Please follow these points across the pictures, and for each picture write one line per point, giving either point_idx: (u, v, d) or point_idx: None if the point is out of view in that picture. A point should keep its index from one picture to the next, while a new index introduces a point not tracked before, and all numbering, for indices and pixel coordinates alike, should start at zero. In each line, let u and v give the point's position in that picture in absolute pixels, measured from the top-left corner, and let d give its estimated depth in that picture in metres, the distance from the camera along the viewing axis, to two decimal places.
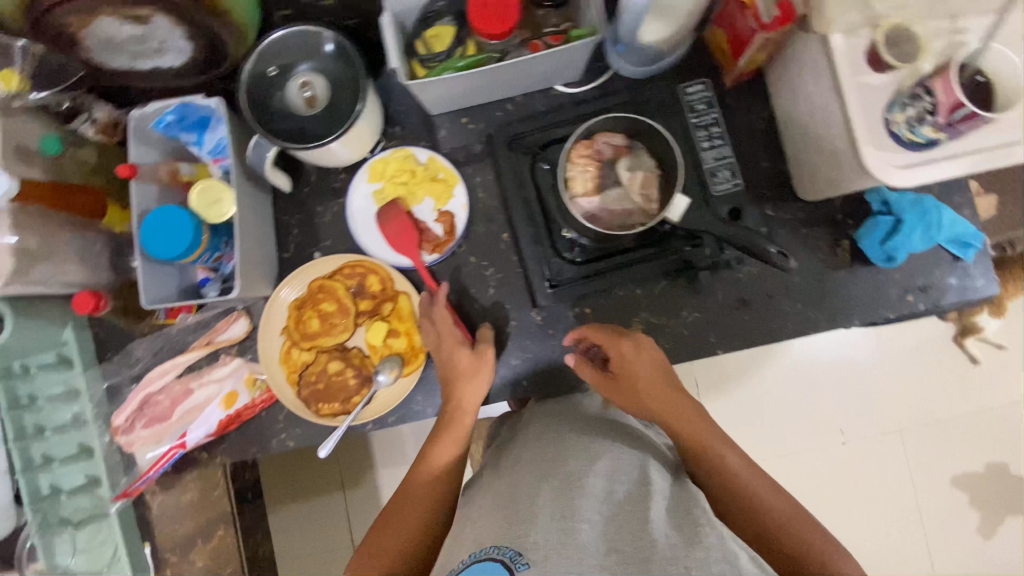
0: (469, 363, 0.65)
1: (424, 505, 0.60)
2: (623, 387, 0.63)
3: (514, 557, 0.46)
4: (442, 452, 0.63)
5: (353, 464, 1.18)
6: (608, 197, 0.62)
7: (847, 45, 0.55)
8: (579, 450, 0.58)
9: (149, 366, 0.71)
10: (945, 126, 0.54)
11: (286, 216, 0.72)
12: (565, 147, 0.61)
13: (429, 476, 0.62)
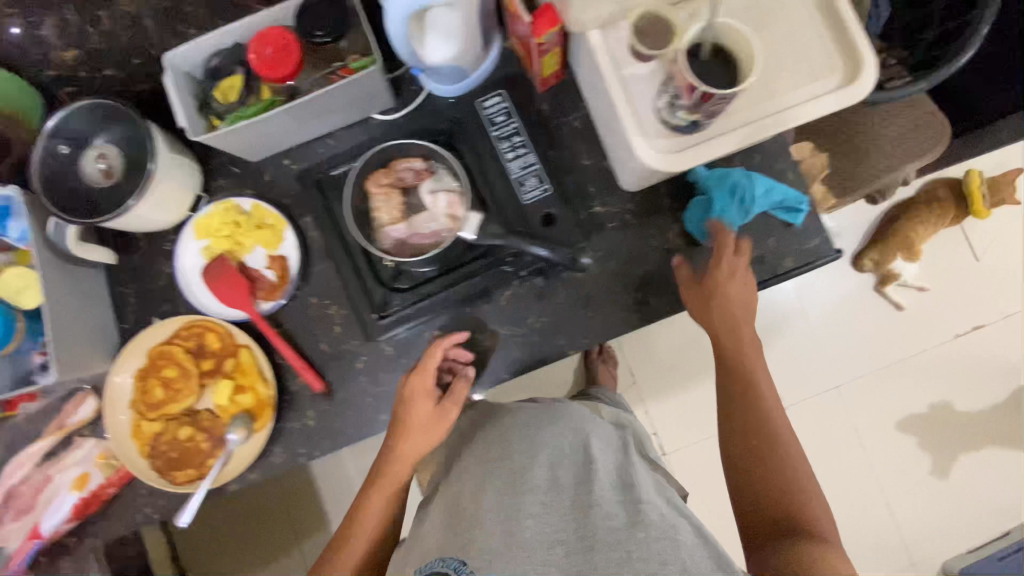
0: (433, 416, 0.66)
1: (370, 535, 0.66)
2: (708, 305, 0.65)
3: (458, 567, 0.55)
4: (386, 491, 0.67)
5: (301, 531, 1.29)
6: (415, 221, 0.61)
7: (607, 38, 0.55)
8: (519, 449, 0.66)
9: (3, 459, 0.70)
10: (695, 109, 0.52)
11: (122, 286, 0.72)
12: (357, 179, 0.62)
13: (373, 514, 0.67)
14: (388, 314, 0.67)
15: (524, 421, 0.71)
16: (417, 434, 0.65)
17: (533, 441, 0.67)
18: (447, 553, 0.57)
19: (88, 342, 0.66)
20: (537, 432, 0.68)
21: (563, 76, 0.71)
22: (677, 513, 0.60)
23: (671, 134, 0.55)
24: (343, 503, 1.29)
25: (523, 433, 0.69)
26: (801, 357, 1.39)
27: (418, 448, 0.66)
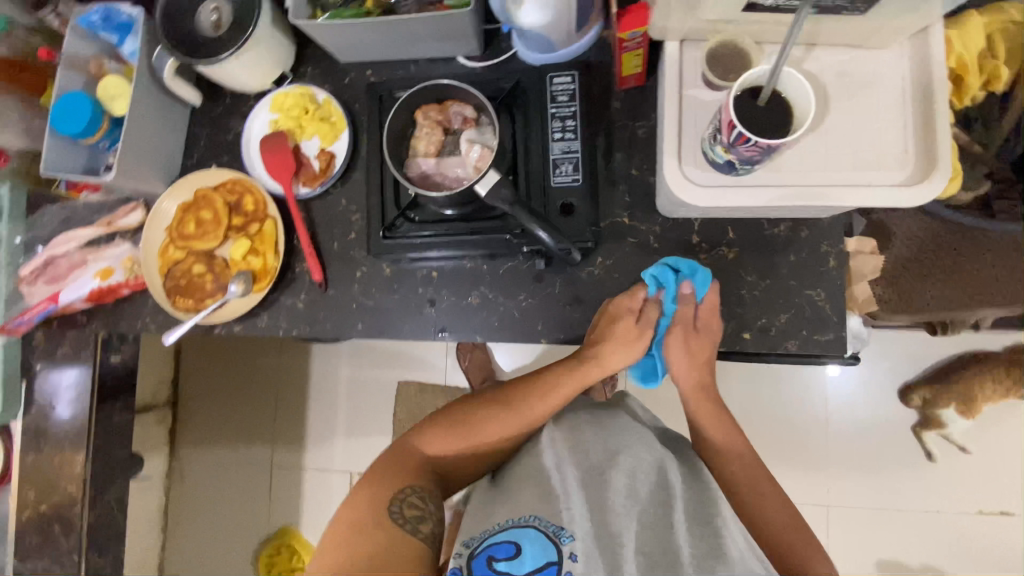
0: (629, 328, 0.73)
1: (510, 427, 0.78)
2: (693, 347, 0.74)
3: (557, 531, 0.65)
4: (539, 401, 0.78)
5: (288, 427, 1.56)
6: (445, 162, 0.65)
7: (682, 53, 0.55)
8: (604, 447, 0.74)
9: (57, 231, 0.82)
10: (730, 149, 0.49)
11: (197, 128, 0.80)
12: (407, 103, 0.64)
13: (520, 415, 0.78)
14: (393, 235, 0.70)
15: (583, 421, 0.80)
16: (613, 345, 0.73)
17: (620, 440, 0.75)
18: (543, 514, 0.67)
19: (151, 162, 0.75)
20: (621, 434, 0.76)
21: (643, 82, 0.71)
22: (756, 557, 0.62)
23: (706, 167, 0.54)
24: (325, 415, 1.55)
25: (610, 431, 0.77)
26: (799, 457, 1.35)
27: (603, 359, 0.74)
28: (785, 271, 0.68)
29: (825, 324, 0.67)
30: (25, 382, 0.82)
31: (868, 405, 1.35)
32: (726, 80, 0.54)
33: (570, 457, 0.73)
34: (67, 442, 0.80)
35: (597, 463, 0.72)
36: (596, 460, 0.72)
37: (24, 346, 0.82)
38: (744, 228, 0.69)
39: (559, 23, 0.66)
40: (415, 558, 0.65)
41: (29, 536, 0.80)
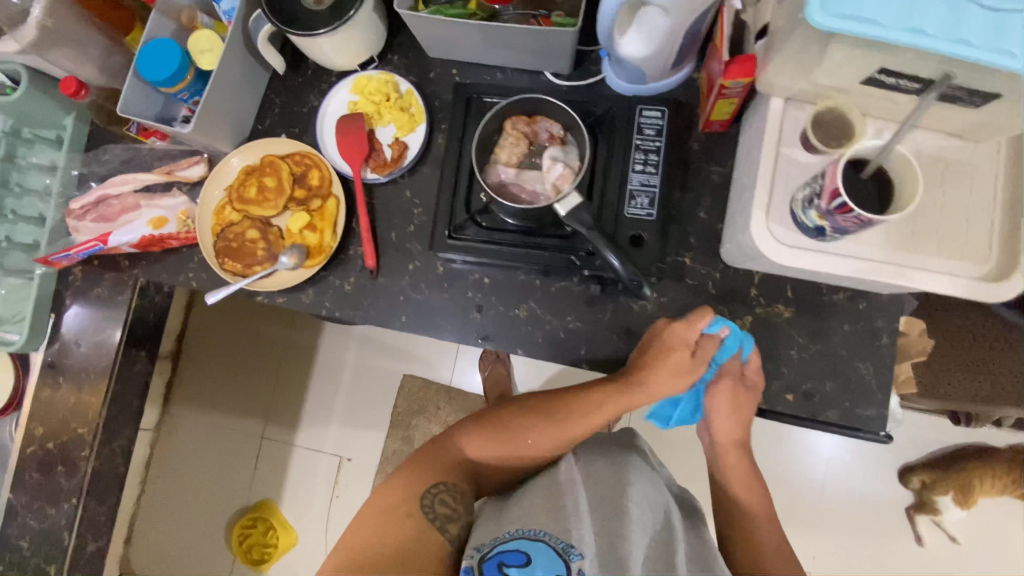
0: (680, 368, 0.68)
1: (545, 437, 0.75)
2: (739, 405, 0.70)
3: (566, 547, 0.63)
4: (577, 418, 0.74)
5: (284, 406, 1.54)
6: (525, 175, 0.65)
7: (786, 113, 0.55)
8: (618, 481, 0.74)
9: (116, 172, 0.81)
10: (826, 216, 0.49)
11: (273, 95, 0.80)
12: (499, 111, 0.64)
13: (555, 427, 0.75)
14: (458, 239, 0.69)
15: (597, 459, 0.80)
16: (658, 380, 0.68)
17: (634, 479, 0.76)
18: (553, 529, 0.65)
19: (226, 120, 0.75)
20: (636, 472, 0.78)
21: (727, 129, 0.71)
22: None
23: (792, 227, 0.54)
24: (325, 400, 1.53)
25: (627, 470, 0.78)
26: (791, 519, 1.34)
27: (653, 393, 0.70)
28: (837, 339, 0.68)
29: (868, 399, 0.67)
30: (54, 317, 0.81)
31: (866, 479, 1.35)
32: (826, 146, 0.54)
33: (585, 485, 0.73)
34: (86, 383, 0.79)
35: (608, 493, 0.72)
36: (607, 488, 0.73)
37: (59, 280, 0.81)
38: (803, 290, 0.69)
39: (658, 58, 0.66)
40: (438, 556, 0.67)
41: (30, 471, 0.79)
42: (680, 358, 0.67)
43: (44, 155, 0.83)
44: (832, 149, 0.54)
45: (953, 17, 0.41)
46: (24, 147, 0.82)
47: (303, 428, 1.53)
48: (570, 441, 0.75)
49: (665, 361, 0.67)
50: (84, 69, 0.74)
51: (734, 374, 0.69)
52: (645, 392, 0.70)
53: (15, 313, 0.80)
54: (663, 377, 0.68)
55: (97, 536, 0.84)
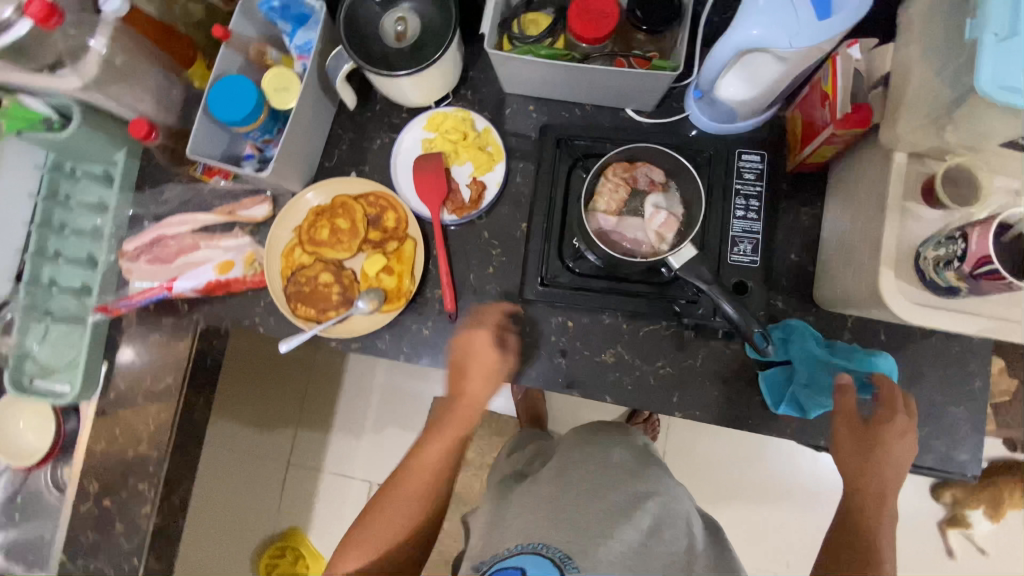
0: (491, 364, 0.68)
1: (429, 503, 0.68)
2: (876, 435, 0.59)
3: (563, 558, 0.58)
4: (428, 459, 0.68)
5: (317, 413, 1.51)
6: (626, 223, 0.63)
7: (909, 167, 0.55)
8: (622, 484, 0.70)
9: (172, 211, 0.77)
10: (967, 278, 0.49)
11: (340, 130, 0.77)
12: (604, 160, 0.63)
13: (423, 482, 0.68)
14: (550, 286, 0.70)
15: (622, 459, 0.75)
16: (474, 385, 0.67)
17: (637, 482, 0.71)
18: (552, 541, 0.60)
19: (297, 159, 0.71)
20: (637, 474, 0.73)
21: (818, 170, 0.70)
22: None
23: (918, 284, 0.54)
24: (358, 407, 1.51)
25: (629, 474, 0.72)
26: None
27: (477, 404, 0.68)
28: (931, 383, 0.68)
29: (963, 443, 0.67)
30: (107, 365, 0.76)
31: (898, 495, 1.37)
32: (953, 203, 0.53)
33: (581, 487, 0.68)
34: (144, 436, 0.75)
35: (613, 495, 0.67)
36: (608, 490, 0.68)
37: (113, 326, 0.76)
38: (897, 334, 0.68)
39: (755, 101, 0.64)
40: None
41: (86, 530, 0.74)
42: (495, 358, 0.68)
43: (92, 193, 0.78)
44: (960, 205, 0.53)
45: None
46: (67, 184, 0.77)
47: (332, 438, 1.51)
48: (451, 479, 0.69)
49: (472, 339, 0.68)
50: (145, 106, 0.70)
51: (849, 413, 0.60)
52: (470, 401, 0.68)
53: (67, 362, 0.75)
54: (473, 377, 0.68)
55: None
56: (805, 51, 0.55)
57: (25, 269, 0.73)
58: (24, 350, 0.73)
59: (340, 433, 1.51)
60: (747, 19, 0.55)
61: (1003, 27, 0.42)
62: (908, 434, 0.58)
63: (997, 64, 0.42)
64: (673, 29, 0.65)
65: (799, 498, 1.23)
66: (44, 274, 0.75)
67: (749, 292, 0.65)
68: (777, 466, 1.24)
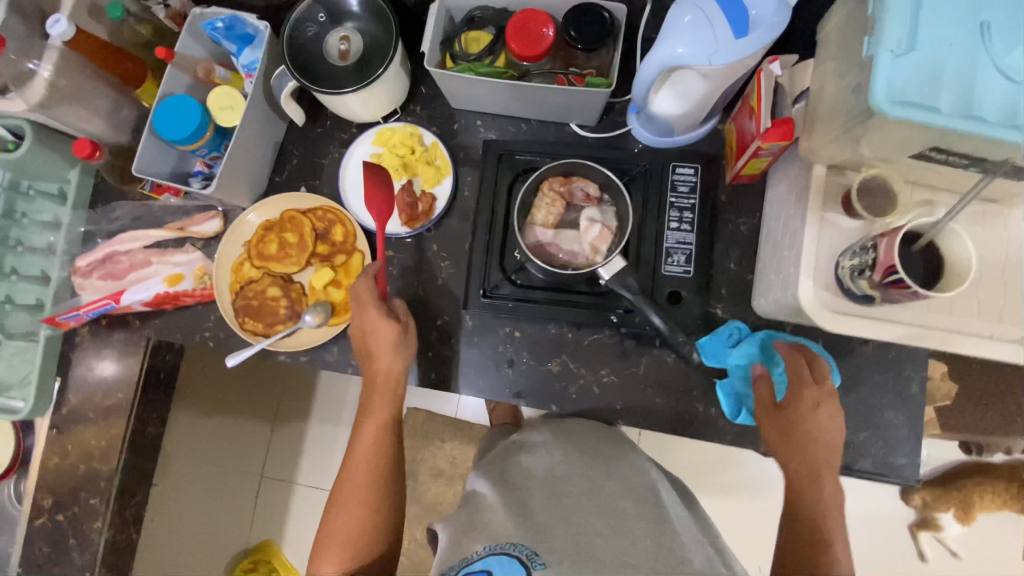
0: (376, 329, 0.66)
1: (379, 487, 0.65)
2: (790, 417, 0.58)
3: (530, 554, 0.56)
4: (362, 451, 0.66)
5: (293, 408, 1.52)
6: (562, 235, 0.64)
7: (829, 178, 0.56)
8: (589, 470, 0.66)
9: (125, 228, 0.78)
10: (878, 287, 0.50)
11: (291, 146, 0.78)
12: (539, 173, 0.64)
13: (360, 477, 0.66)
14: (492, 298, 0.70)
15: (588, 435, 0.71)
16: (380, 359, 0.66)
17: (606, 464, 0.68)
18: (518, 536, 0.58)
19: (246, 175, 0.73)
20: (604, 455, 0.69)
21: (756, 180, 0.71)
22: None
23: (838, 293, 0.55)
24: (331, 408, 1.53)
25: (596, 452, 0.69)
26: None
27: (390, 377, 0.67)
28: (869, 390, 0.69)
29: (901, 447, 0.68)
30: (60, 382, 0.76)
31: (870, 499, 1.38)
32: (870, 214, 0.54)
33: (543, 482, 0.66)
34: (96, 451, 0.75)
35: (573, 486, 0.64)
36: (570, 484, 0.65)
37: (65, 342, 0.77)
38: (834, 341, 0.69)
39: (689, 116, 0.66)
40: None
41: (40, 545, 0.74)
42: (389, 325, 0.66)
43: (46, 211, 0.78)
44: (875, 215, 0.54)
45: (1012, 103, 0.42)
46: (23, 203, 0.77)
47: (311, 429, 1.53)
48: (396, 453, 0.68)
49: (362, 316, 0.66)
50: (93, 126, 0.71)
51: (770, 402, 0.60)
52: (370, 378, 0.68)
53: (19, 379, 0.76)
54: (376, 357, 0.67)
55: None
56: (726, 69, 0.57)
57: None
58: None
59: (317, 424, 1.53)
60: (670, 37, 0.56)
61: (899, 44, 0.42)
62: (823, 403, 0.58)
63: (894, 80, 0.42)
64: (608, 46, 0.66)
65: (763, 505, 1.23)
66: None
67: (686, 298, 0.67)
68: (744, 470, 1.25)
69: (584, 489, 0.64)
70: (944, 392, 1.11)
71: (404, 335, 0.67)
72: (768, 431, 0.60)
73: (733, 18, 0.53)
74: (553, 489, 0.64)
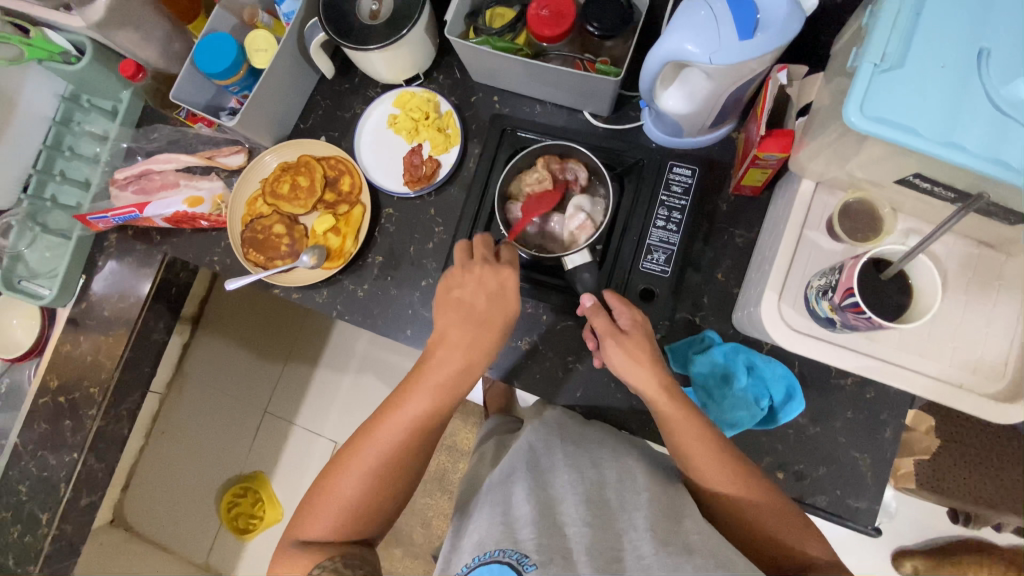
0: (493, 293, 0.64)
1: (401, 467, 0.64)
2: (627, 343, 0.59)
3: (520, 558, 0.54)
4: (383, 435, 0.63)
5: (306, 351, 1.56)
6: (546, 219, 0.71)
7: (817, 196, 0.55)
8: (576, 460, 0.64)
9: (161, 150, 0.85)
10: (837, 310, 0.48)
11: (319, 97, 0.83)
12: (533, 147, 0.70)
13: (368, 460, 0.63)
14: None
15: (589, 436, 0.67)
16: (453, 343, 0.63)
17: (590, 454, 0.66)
18: (503, 542, 0.56)
19: (271, 116, 0.78)
20: (596, 451, 0.66)
21: (758, 193, 0.70)
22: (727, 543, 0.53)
23: (804, 312, 0.54)
24: (336, 358, 1.55)
25: (580, 441, 0.67)
26: None
27: (470, 367, 0.63)
28: (838, 425, 0.67)
29: (863, 490, 0.65)
30: (85, 279, 0.84)
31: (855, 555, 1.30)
32: (851, 237, 0.53)
33: (529, 473, 0.64)
34: (103, 346, 0.82)
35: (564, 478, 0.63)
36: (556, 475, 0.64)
37: (95, 245, 0.85)
38: (810, 369, 0.67)
39: (694, 117, 0.65)
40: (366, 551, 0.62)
41: (41, 421, 0.82)
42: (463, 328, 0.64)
43: (97, 124, 0.87)
44: (857, 239, 0.53)
45: (997, 136, 0.40)
46: (80, 114, 0.87)
47: (317, 374, 1.56)
48: (427, 434, 0.64)
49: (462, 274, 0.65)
50: (146, 52, 0.78)
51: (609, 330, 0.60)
52: (443, 353, 0.64)
53: (50, 269, 0.85)
54: (452, 346, 0.63)
55: (91, 492, 0.86)
56: (729, 70, 0.56)
57: (32, 182, 0.83)
58: (15, 251, 0.83)
59: (323, 369, 1.55)
60: (677, 32, 0.55)
61: (885, 58, 0.42)
62: (641, 340, 0.60)
63: (871, 96, 0.42)
64: (624, 35, 0.67)
65: None
66: (47, 190, 0.85)
67: (659, 296, 0.68)
68: None
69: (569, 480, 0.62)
70: (924, 446, 1.09)
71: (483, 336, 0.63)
72: (613, 350, 0.59)
73: (739, 20, 0.53)
74: (538, 485, 0.63)
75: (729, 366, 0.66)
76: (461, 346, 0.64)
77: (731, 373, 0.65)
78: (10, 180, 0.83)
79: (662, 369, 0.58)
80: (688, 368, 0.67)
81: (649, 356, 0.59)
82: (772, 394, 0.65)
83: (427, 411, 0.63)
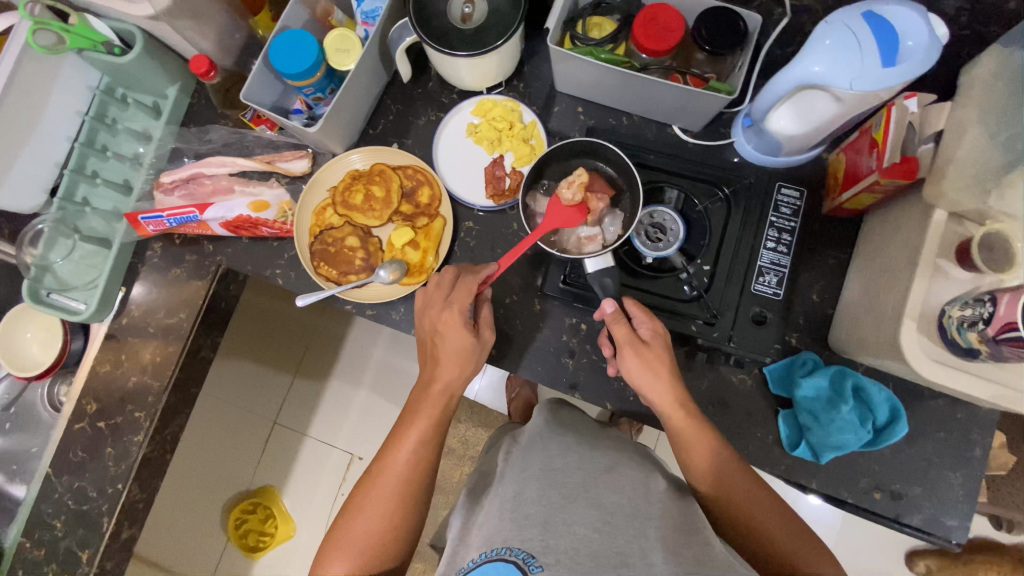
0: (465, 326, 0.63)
1: (406, 503, 0.61)
2: (651, 352, 0.61)
3: (527, 558, 0.52)
4: (392, 465, 0.61)
5: (316, 360, 1.48)
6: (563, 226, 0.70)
7: (949, 227, 0.55)
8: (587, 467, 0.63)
9: (215, 152, 0.79)
10: (988, 343, 0.49)
11: (389, 100, 0.78)
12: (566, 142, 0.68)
13: (381, 493, 0.61)
14: (573, 284, 0.73)
15: (632, 461, 0.67)
16: (446, 368, 0.63)
17: (606, 460, 0.65)
18: (513, 541, 0.54)
19: (347, 121, 0.73)
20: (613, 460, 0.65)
21: (855, 216, 0.69)
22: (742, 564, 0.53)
23: (939, 341, 0.54)
24: (353, 365, 1.49)
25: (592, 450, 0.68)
26: None
27: (449, 386, 0.63)
28: (931, 446, 0.68)
29: (955, 508, 0.67)
30: (124, 292, 0.77)
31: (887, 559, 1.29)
32: (985, 267, 0.53)
33: (541, 474, 0.62)
34: (149, 365, 0.75)
35: (572, 477, 0.61)
36: (568, 474, 0.62)
37: (136, 254, 0.77)
38: (906, 391, 0.68)
39: (803, 138, 0.64)
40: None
41: (74, 448, 0.75)
42: (463, 341, 0.63)
43: (137, 121, 0.80)
44: (990, 270, 0.53)
45: None
46: (115, 109, 0.79)
47: (330, 385, 1.48)
48: (429, 468, 0.62)
49: (439, 316, 0.64)
50: (207, 44, 0.71)
51: (631, 338, 0.62)
52: (432, 376, 0.64)
53: (84, 280, 0.77)
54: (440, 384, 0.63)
55: (132, 523, 0.78)
56: (862, 96, 0.55)
57: (62, 184, 0.74)
58: (47, 263, 0.75)
59: (338, 379, 1.48)
60: (811, 54, 0.55)
61: None
62: (652, 357, 0.61)
63: None
64: (735, 54, 0.66)
65: None
66: (79, 192, 0.76)
67: (773, 320, 0.70)
68: None
69: (582, 484, 0.60)
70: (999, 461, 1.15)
71: (472, 351, 0.63)
72: (631, 358, 0.61)
73: (884, 48, 0.52)
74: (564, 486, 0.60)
75: (834, 392, 0.66)
76: (452, 388, 0.64)
77: (837, 400, 0.65)
78: (39, 182, 0.75)
79: (677, 381, 0.61)
80: (789, 393, 0.68)
81: (666, 366, 0.61)
82: (875, 416, 0.65)
83: (425, 435, 0.62)
